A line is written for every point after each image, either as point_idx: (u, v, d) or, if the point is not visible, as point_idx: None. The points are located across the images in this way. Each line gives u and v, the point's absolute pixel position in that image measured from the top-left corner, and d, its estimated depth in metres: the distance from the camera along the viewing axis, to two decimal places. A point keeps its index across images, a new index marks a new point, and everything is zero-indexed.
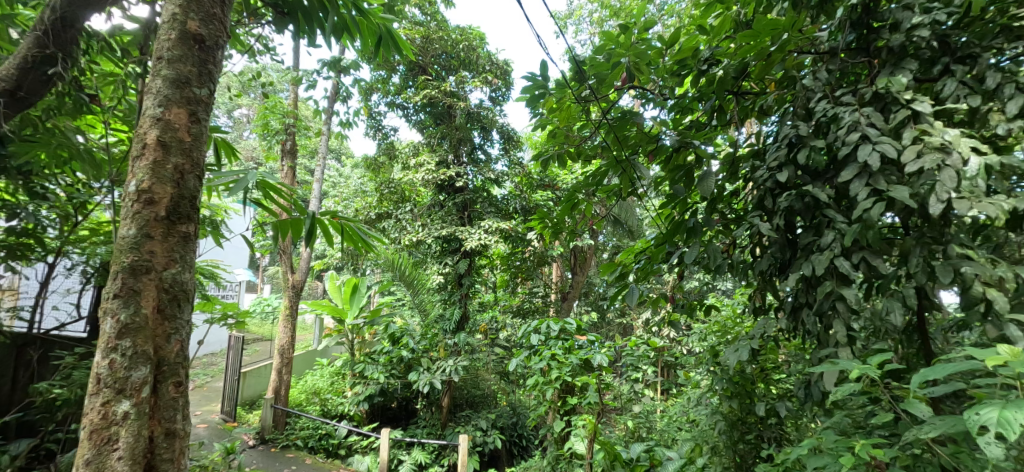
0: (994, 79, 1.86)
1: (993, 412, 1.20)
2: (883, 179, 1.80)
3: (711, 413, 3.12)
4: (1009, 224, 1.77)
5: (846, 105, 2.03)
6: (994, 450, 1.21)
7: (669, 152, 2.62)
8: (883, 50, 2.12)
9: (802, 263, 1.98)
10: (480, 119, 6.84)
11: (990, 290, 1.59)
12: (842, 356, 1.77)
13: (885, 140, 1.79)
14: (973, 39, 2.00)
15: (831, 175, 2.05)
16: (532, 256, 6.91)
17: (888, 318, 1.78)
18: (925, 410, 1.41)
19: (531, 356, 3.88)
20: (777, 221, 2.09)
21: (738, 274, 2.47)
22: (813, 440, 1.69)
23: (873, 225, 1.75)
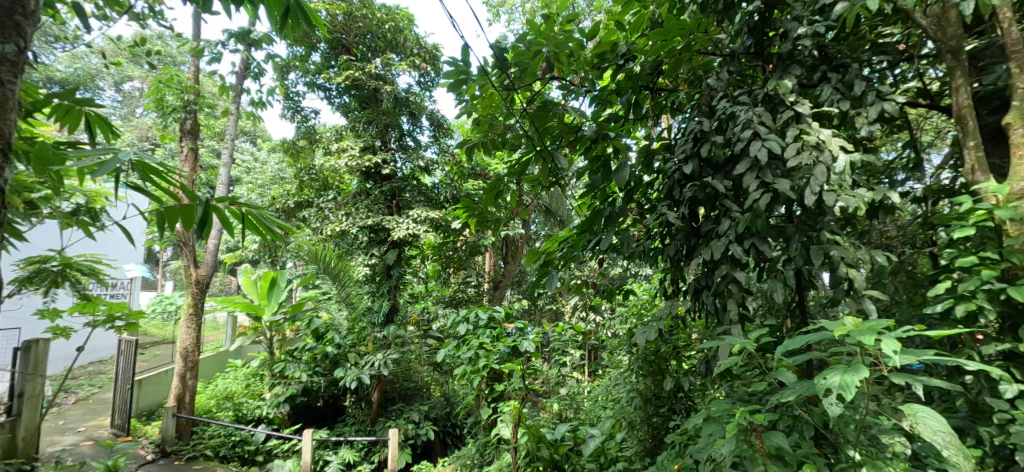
0: (861, 87, 2.12)
1: (836, 377, 1.39)
2: (770, 173, 2.00)
3: (629, 390, 3.31)
4: (870, 213, 2.03)
5: (742, 104, 2.21)
6: (835, 410, 1.40)
7: (588, 143, 2.73)
8: (775, 56, 2.34)
9: (703, 248, 2.16)
10: (408, 104, 6.71)
11: (852, 270, 1.83)
12: (734, 334, 1.96)
13: (772, 137, 1.98)
14: (848, 52, 2.27)
15: (729, 167, 2.24)
16: (465, 245, 6.88)
17: (773, 296, 1.99)
18: (790, 377, 1.59)
19: (459, 345, 3.90)
20: (682, 211, 2.26)
21: (650, 261, 2.64)
22: (708, 410, 1.86)
23: (761, 215, 1.94)
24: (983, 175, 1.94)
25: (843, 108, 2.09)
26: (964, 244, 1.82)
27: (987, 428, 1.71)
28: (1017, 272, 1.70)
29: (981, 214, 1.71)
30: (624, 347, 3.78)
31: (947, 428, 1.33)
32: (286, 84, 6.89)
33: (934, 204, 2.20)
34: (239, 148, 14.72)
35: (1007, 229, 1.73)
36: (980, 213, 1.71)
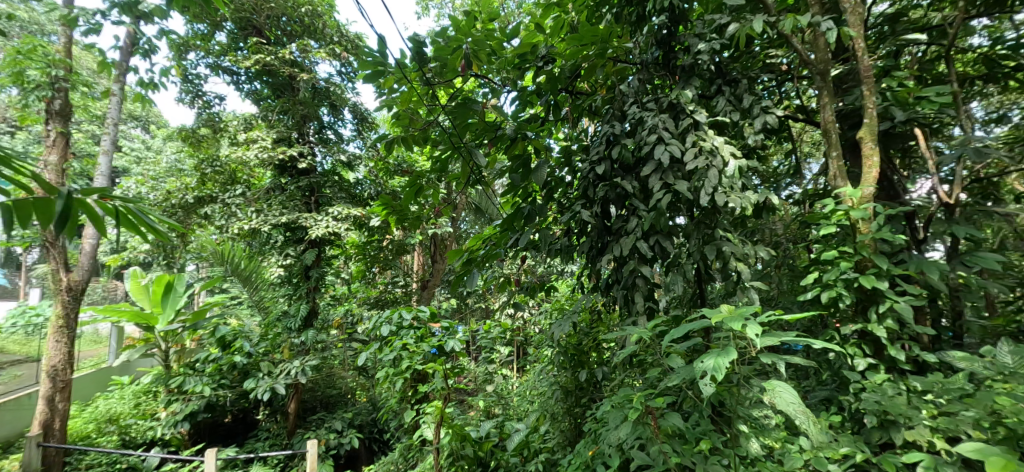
0: (751, 100, 2.37)
1: (711, 360, 1.56)
2: (672, 175, 2.18)
3: (551, 383, 3.44)
4: (756, 212, 2.27)
5: (650, 111, 2.39)
6: (708, 390, 1.57)
7: (508, 143, 2.81)
8: (679, 67, 2.54)
9: (614, 245, 2.31)
10: (328, 95, 6.50)
11: (739, 263, 2.05)
12: (641, 324, 2.12)
13: (674, 142, 2.16)
14: (740, 69, 2.56)
15: (637, 168, 2.42)
16: (390, 245, 6.75)
17: (674, 289, 2.18)
18: (677, 361, 1.76)
19: (381, 347, 3.82)
20: (595, 209, 2.41)
21: (568, 258, 2.77)
22: (616, 397, 2.00)
23: (664, 213, 2.12)
24: (842, 181, 2.24)
25: (734, 119, 2.33)
26: (829, 240, 2.11)
27: (845, 398, 1.99)
28: (867, 263, 1.97)
29: (841, 215, 2.00)
30: (546, 341, 3.91)
31: (797, 400, 1.55)
32: (183, 65, 6.38)
33: (811, 205, 2.50)
34: (127, 134, 13.27)
35: (860, 227, 2.01)
36: (840, 213, 1.99)
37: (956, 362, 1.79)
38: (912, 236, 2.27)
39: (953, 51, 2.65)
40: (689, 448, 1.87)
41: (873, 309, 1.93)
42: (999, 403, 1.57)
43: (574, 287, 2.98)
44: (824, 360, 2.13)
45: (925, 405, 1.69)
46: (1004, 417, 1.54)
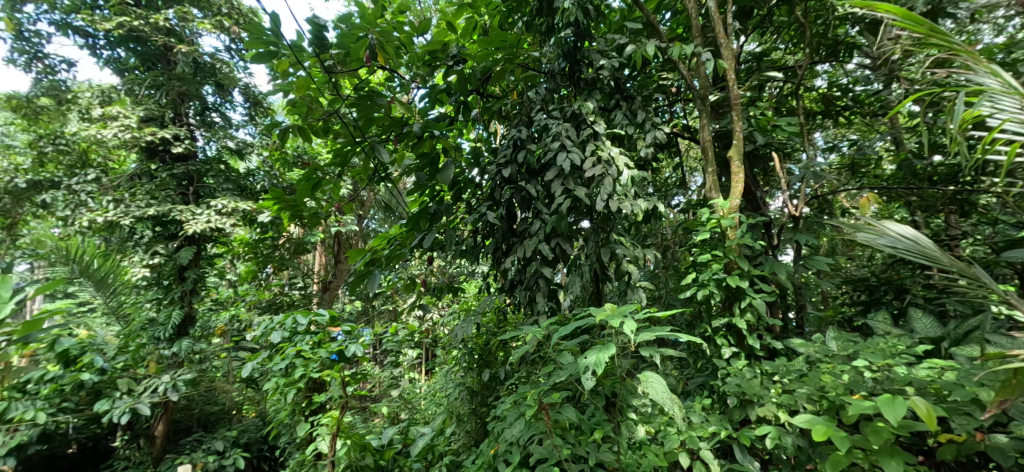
0: (643, 116, 2.61)
1: (594, 356, 1.67)
2: (572, 181, 2.34)
3: (455, 385, 3.45)
4: (646, 218, 2.49)
5: (555, 119, 2.54)
6: (589, 384, 1.69)
7: (415, 140, 2.81)
8: (582, 80, 2.72)
9: (518, 247, 2.42)
10: (213, 73, 5.16)
11: (631, 266, 2.29)
12: (541, 322, 2.27)
13: (575, 150, 2.32)
14: (636, 87, 2.80)
15: (540, 173, 2.56)
16: (288, 243, 5.84)
17: (572, 289, 2.35)
18: (567, 358, 1.88)
19: (270, 356, 3.52)
20: (500, 211, 2.52)
21: (473, 258, 2.84)
22: (512, 395, 2.09)
23: (564, 217, 2.28)
24: (717, 194, 2.53)
25: (629, 132, 2.56)
26: (704, 244, 2.38)
27: (714, 384, 2.27)
28: (734, 265, 2.26)
29: (714, 223, 2.27)
30: (452, 343, 3.86)
31: (667, 389, 1.71)
32: (9, 15, 4.80)
33: (694, 214, 2.80)
34: None
35: (728, 233, 2.29)
36: (713, 221, 2.27)
37: (796, 347, 2.06)
38: (768, 243, 2.64)
39: (804, 86, 3.12)
40: (583, 438, 2.01)
41: (737, 305, 2.22)
42: (826, 381, 1.81)
43: (480, 288, 3.05)
44: (698, 351, 2.40)
45: (773, 385, 1.99)
46: (827, 392, 1.80)
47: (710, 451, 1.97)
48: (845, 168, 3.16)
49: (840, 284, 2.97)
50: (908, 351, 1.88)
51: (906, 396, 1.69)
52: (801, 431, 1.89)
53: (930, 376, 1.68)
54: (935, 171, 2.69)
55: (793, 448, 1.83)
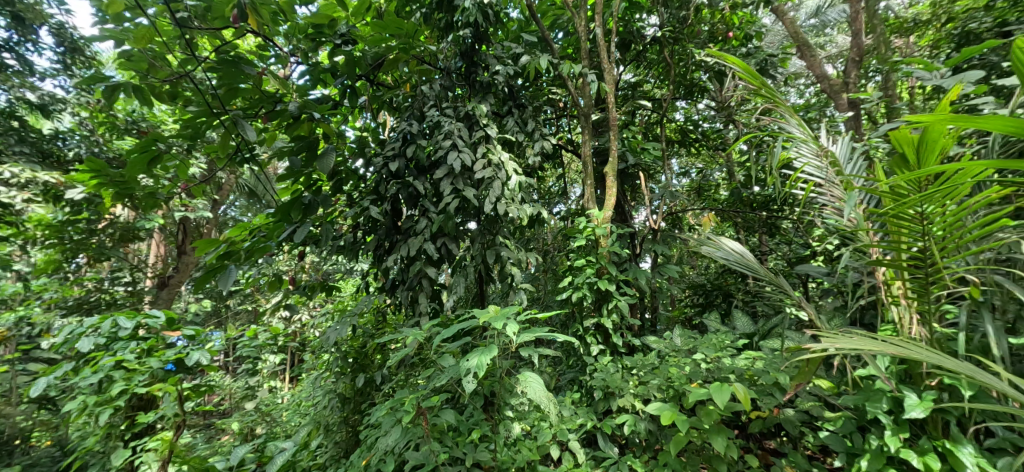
0: (533, 125, 2.79)
1: (474, 360, 1.71)
2: (460, 182, 2.42)
3: (318, 392, 3.24)
4: (530, 222, 2.66)
5: (447, 117, 2.60)
6: (470, 387, 1.74)
7: (291, 120, 2.55)
8: (477, 81, 2.80)
9: (402, 244, 2.46)
10: (9, 1, 4.03)
11: (513, 268, 2.44)
12: (423, 323, 2.31)
13: (465, 150, 2.39)
14: (526, 97, 2.98)
15: (430, 171, 2.61)
16: (112, 228, 4.27)
17: (455, 290, 2.43)
18: (448, 361, 1.90)
19: (72, 368, 2.54)
20: (385, 207, 2.51)
21: (350, 256, 2.74)
22: (386, 402, 2.03)
23: (451, 217, 2.38)
24: (593, 206, 2.77)
25: (519, 139, 2.72)
26: (580, 251, 2.62)
27: (582, 380, 2.50)
28: (604, 271, 2.50)
29: (590, 231, 2.50)
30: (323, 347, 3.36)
31: (544, 388, 1.83)
32: None
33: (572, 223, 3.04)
34: None
35: (601, 241, 2.54)
36: (589, 230, 2.50)
37: (650, 343, 2.35)
38: (632, 253, 2.96)
39: (667, 117, 3.56)
40: (461, 439, 2.07)
41: (605, 306, 2.47)
42: (672, 372, 2.10)
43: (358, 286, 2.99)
44: (571, 350, 2.62)
45: (632, 378, 2.25)
46: (674, 383, 2.08)
47: (577, 441, 2.16)
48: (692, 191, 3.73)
49: (684, 290, 3.40)
50: (730, 345, 2.24)
51: (729, 382, 2.03)
52: (652, 417, 2.17)
53: (748, 365, 2.04)
54: (755, 199, 3.24)
55: (645, 433, 2.10)
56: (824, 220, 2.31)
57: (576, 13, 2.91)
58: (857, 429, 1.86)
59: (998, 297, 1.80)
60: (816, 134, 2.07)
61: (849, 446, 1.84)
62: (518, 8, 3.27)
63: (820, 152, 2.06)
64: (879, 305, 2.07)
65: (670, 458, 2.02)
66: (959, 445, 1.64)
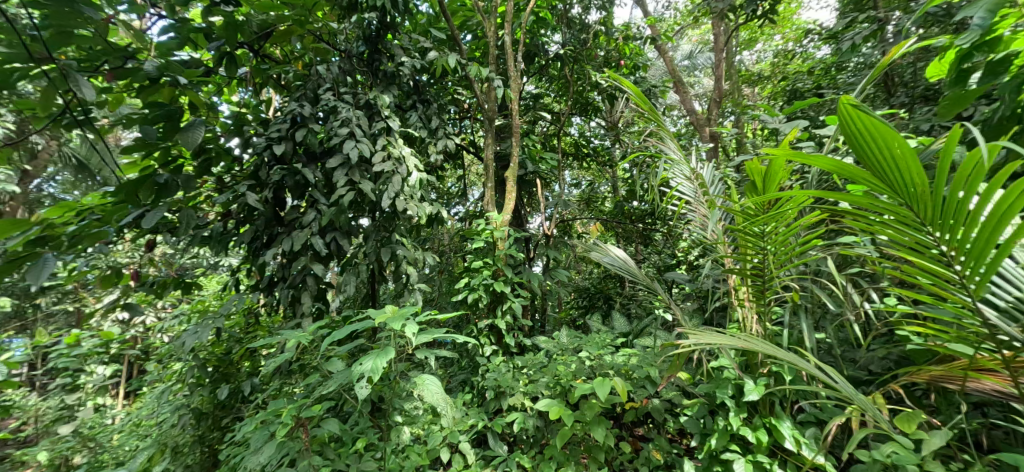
0: (437, 124, 2.82)
1: (370, 362, 1.61)
2: (357, 174, 2.36)
3: (160, 406, 2.81)
4: (428, 223, 2.69)
5: (345, 103, 2.47)
6: (364, 392, 1.63)
7: (146, 83, 1.90)
8: (381, 72, 2.72)
9: (285, 238, 2.31)
10: None
11: (410, 267, 2.43)
12: (307, 326, 2.15)
13: (364, 141, 2.33)
14: (431, 95, 2.96)
15: (322, 160, 2.46)
16: None
17: (345, 289, 2.36)
18: (338, 366, 1.78)
19: None
20: (267, 194, 2.29)
21: (216, 248, 2.38)
22: (259, 414, 1.83)
23: (344, 211, 2.29)
24: (492, 209, 2.87)
25: (423, 137, 2.72)
26: (478, 252, 2.70)
27: (475, 381, 2.57)
28: (500, 273, 2.62)
29: (488, 233, 2.60)
30: (171, 359, 2.87)
31: (441, 389, 1.82)
32: None
33: (470, 225, 3.12)
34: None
35: (498, 244, 2.64)
36: (488, 232, 2.59)
37: (540, 342, 2.50)
38: (526, 256, 3.12)
39: (562, 130, 3.79)
40: (345, 449, 1.98)
41: (500, 307, 2.59)
42: (560, 370, 2.26)
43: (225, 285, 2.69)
44: (465, 351, 2.71)
45: (522, 377, 2.37)
46: (561, 379, 2.23)
47: (468, 442, 2.20)
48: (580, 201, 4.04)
49: (570, 293, 3.63)
50: (610, 343, 2.46)
51: (609, 376, 2.21)
52: (539, 412, 2.30)
53: (625, 361, 2.24)
54: (635, 212, 3.61)
55: (534, 428, 2.22)
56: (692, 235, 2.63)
57: (486, 19, 2.99)
58: (708, 412, 2.13)
59: (812, 303, 2.19)
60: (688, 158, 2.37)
61: (703, 429, 2.09)
62: (428, 2, 3.23)
63: (693, 175, 2.34)
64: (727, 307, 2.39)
65: (556, 451, 2.16)
66: (780, 420, 1.95)
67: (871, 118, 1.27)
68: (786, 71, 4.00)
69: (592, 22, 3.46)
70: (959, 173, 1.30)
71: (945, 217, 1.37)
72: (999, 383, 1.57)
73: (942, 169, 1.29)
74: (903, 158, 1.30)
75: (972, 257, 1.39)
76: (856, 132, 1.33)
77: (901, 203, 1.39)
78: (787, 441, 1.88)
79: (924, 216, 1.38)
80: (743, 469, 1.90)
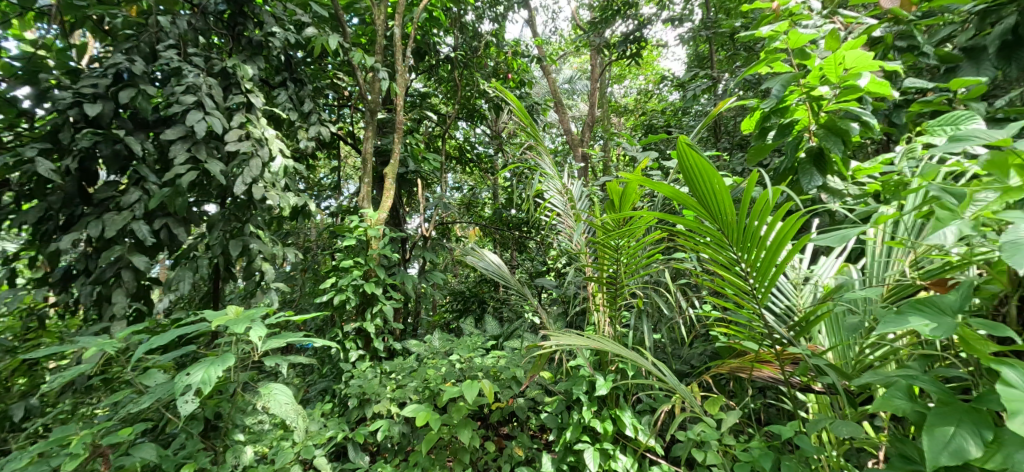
0: (309, 106, 2.58)
1: (201, 372, 1.40)
2: (203, 150, 2.01)
3: None
4: (292, 215, 2.43)
5: (193, 66, 2.10)
6: (188, 408, 1.40)
7: None
8: (244, 38, 2.39)
9: (91, 220, 1.85)
10: None
11: (265, 264, 2.15)
12: (116, 331, 1.75)
13: (215, 114, 2.01)
14: (303, 75, 2.68)
15: (154, 130, 2.05)
16: None
17: (177, 286, 2.00)
18: (159, 378, 1.49)
19: None
20: (69, 162, 1.82)
21: None
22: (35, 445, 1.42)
23: (182, 193, 1.90)
24: (367, 205, 2.71)
25: (291, 118, 2.46)
26: (347, 250, 2.52)
27: (337, 389, 2.39)
28: (371, 273, 2.47)
29: (362, 231, 2.44)
30: None
31: (290, 400, 1.62)
32: None
33: (342, 220, 2.92)
34: None
35: (372, 243, 2.49)
36: (361, 229, 2.43)
37: (410, 347, 2.41)
38: (402, 257, 3.01)
39: (448, 133, 3.73)
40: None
41: (369, 309, 2.44)
42: (429, 374, 2.18)
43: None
44: (328, 357, 2.51)
45: (389, 382, 2.26)
46: (430, 383, 2.15)
47: (324, 456, 2.00)
48: (461, 206, 4.04)
49: (445, 296, 3.59)
50: (480, 346, 2.44)
51: (477, 378, 2.18)
52: (405, 420, 2.19)
53: (495, 363, 2.21)
54: (512, 220, 3.69)
55: (398, 436, 2.10)
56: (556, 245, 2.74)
57: (376, 5, 2.81)
58: (564, 408, 2.16)
59: (652, 307, 2.37)
60: (559, 173, 2.46)
61: (559, 424, 2.12)
62: None
63: (563, 190, 2.43)
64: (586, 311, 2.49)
65: (421, 457, 2.07)
66: (624, 411, 2.03)
67: (699, 156, 1.36)
68: (646, 108, 4.49)
69: (484, 31, 3.46)
70: (757, 204, 1.42)
71: (746, 241, 1.49)
72: (774, 371, 1.74)
73: (745, 201, 1.40)
74: (718, 191, 1.40)
75: (761, 274, 1.53)
76: (689, 167, 1.41)
77: (716, 227, 1.50)
78: (627, 429, 1.97)
79: (731, 239, 1.50)
80: (590, 457, 1.93)
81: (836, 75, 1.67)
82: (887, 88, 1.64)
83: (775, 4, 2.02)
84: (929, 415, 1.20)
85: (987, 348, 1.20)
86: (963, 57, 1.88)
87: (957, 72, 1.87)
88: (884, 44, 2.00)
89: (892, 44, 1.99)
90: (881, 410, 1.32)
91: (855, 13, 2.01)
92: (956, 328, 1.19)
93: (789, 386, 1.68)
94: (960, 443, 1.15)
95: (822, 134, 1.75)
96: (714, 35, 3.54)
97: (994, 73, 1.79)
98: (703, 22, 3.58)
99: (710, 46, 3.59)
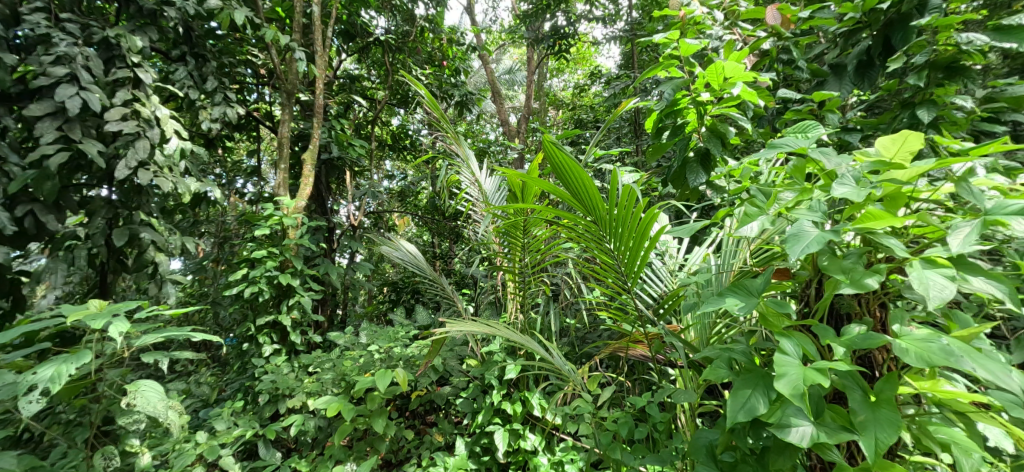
0: (213, 84, 2.41)
1: (50, 369, 1.28)
2: (79, 129, 1.82)
3: None
4: (193, 201, 2.28)
5: (66, 34, 1.90)
6: (34, 409, 1.28)
7: None
8: (133, 6, 2.18)
9: None
10: None
11: (159, 254, 1.99)
12: None
13: (93, 89, 1.83)
14: (207, 52, 2.49)
15: (18, 104, 1.82)
16: None
17: (50, 278, 1.80)
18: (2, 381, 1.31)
19: None
20: None
21: None
22: None
23: (52, 176, 1.72)
24: (284, 192, 2.60)
25: (191, 97, 2.28)
26: (262, 240, 2.40)
27: (250, 386, 2.29)
28: (288, 264, 2.37)
29: (277, 219, 2.34)
30: None
31: (163, 397, 1.49)
32: None
33: (260, 207, 2.79)
34: None
35: (289, 232, 2.40)
36: (275, 218, 2.33)
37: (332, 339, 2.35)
38: (328, 247, 2.93)
39: (381, 119, 3.65)
40: None
41: (285, 302, 2.34)
42: (347, 366, 2.14)
43: None
44: (242, 351, 2.39)
45: (306, 376, 2.21)
46: (347, 374, 2.10)
47: (231, 455, 1.91)
48: (395, 195, 3.98)
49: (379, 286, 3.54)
50: (404, 336, 2.42)
51: (396, 368, 2.16)
52: (322, 413, 2.13)
53: (413, 352, 2.19)
54: (445, 209, 3.68)
55: (314, 430, 2.05)
56: (475, 237, 2.72)
57: None
58: (479, 392, 2.19)
59: (563, 295, 2.44)
60: (477, 165, 2.45)
61: (474, 408, 2.14)
62: None
63: (477, 181, 2.42)
64: (504, 299, 2.52)
65: (336, 449, 2.02)
66: (532, 393, 2.08)
67: (565, 155, 1.41)
68: (578, 102, 4.60)
69: (418, 16, 3.40)
70: (623, 197, 1.50)
71: (618, 230, 1.56)
72: (645, 349, 1.84)
73: (612, 194, 1.48)
74: (588, 187, 1.47)
75: (632, 262, 1.62)
76: (559, 165, 1.46)
77: (590, 220, 1.57)
78: (535, 409, 2.00)
79: (604, 229, 1.58)
80: (500, 437, 1.97)
81: (718, 83, 1.76)
82: (757, 98, 1.73)
83: (681, 11, 2.12)
84: (733, 381, 1.22)
85: (783, 324, 1.27)
86: (829, 72, 2.02)
87: (822, 86, 2.03)
88: (770, 57, 2.16)
89: (776, 58, 2.15)
90: (705, 381, 1.33)
91: (751, 26, 2.18)
92: (758, 307, 1.27)
93: (656, 362, 1.80)
94: (753, 403, 1.18)
95: (706, 135, 1.84)
96: (637, 36, 3.67)
97: (851, 89, 1.95)
98: (628, 22, 3.70)
99: (633, 46, 3.73)
